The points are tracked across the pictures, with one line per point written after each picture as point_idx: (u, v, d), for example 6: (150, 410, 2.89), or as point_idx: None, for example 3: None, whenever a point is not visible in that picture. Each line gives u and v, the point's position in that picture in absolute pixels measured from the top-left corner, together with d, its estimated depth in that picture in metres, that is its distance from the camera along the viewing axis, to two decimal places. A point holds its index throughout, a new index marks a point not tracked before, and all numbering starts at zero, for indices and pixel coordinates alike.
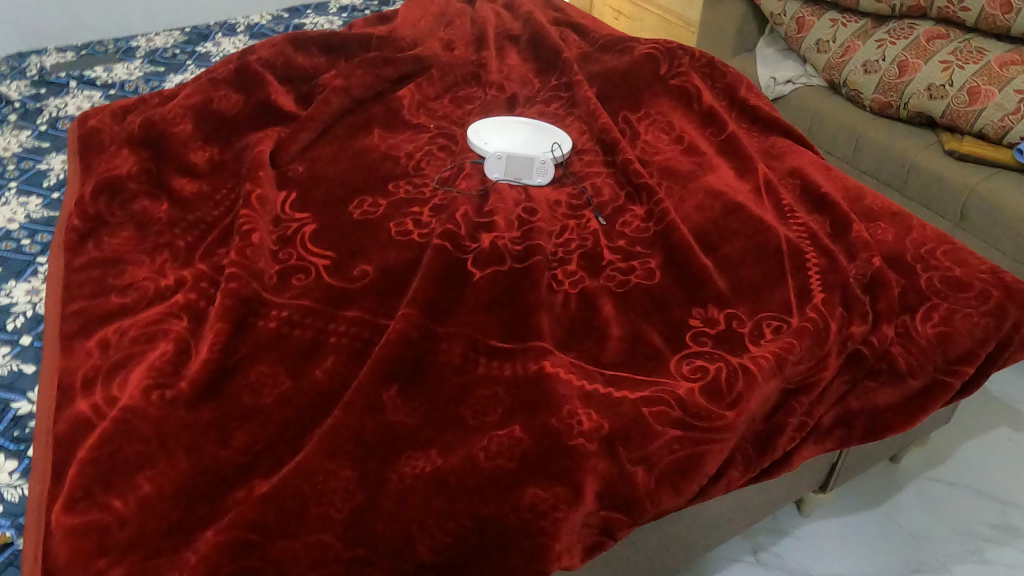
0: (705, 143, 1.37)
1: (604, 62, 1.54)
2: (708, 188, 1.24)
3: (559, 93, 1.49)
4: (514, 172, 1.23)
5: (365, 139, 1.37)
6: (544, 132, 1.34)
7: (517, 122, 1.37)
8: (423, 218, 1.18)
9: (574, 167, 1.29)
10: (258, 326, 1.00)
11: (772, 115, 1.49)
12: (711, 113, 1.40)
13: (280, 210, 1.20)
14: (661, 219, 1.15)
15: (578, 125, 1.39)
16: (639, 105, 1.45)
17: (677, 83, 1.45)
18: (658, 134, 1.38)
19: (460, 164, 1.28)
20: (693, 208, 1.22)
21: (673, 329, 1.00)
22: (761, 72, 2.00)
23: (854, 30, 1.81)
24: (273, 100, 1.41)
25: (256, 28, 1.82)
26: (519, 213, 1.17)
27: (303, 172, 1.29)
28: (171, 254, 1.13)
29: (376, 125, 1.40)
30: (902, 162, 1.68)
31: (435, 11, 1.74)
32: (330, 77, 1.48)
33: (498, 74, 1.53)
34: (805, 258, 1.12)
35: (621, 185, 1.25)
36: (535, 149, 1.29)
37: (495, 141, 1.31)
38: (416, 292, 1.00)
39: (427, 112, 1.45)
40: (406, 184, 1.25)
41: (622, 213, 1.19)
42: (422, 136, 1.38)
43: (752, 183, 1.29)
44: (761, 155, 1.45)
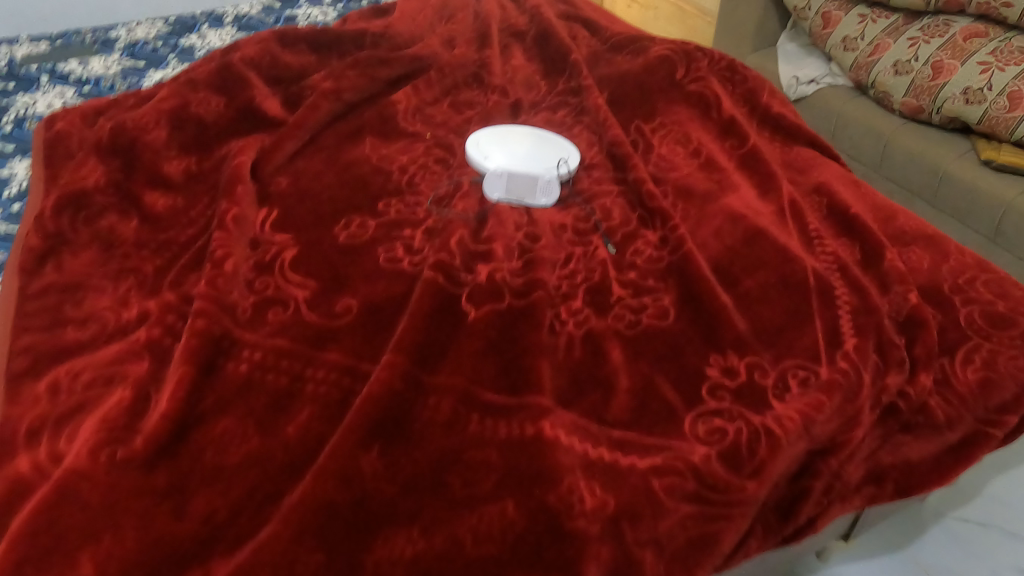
0: (724, 156, 1.26)
1: (617, 65, 1.42)
2: (727, 210, 1.13)
3: (567, 98, 1.37)
4: (516, 191, 1.13)
5: (355, 150, 1.26)
6: (551, 144, 1.23)
7: (521, 132, 1.26)
8: (414, 243, 1.08)
9: (582, 184, 1.18)
10: (226, 371, 0.90)
11: (796, 124, 1.38)
12: (732, 123, 1.29)
13: (258, 230, 1.10)
14: (677, 248, 1.05)
15: (586, 136, 1.28)
16: (653, 111, 1.33)
17: (694, 88, 1.34)
18: (673, 145, 1.27)
19: (458, 181, 1.18)
20: (711, 233, 1.11)
21: (686, 379, 0.90)
22: (783, 69, 1.88)
23: (884, 27, 1.69)
24: (257, 103, 1.31)
25: (245, 20, 1.71)
26: (520, 240, 1.07)
27: (286, 186, 1.19)
28: (137, 280, 1.03)
29: (367, 133, 1.30)
30: (932, 171, 1.57)
31: (434, 4, 1.63)
32: (319, 79, 1.37)
33: (501, 76, 1.42)
34: (834, 297, 1.01)
35: (632, 206, 1.14)
36: (540, 165, 1.18)
37: (498, 153, 1.20)
38: (403, 334, 0.90)
39: (423, 119, 1.34)
40: (398, 203, 1.15)
41: (632, 239, 1.09)
42: (417, 146, 1.27)
43: (775, 204, 1.18)
44: (783, 167, 1.33)
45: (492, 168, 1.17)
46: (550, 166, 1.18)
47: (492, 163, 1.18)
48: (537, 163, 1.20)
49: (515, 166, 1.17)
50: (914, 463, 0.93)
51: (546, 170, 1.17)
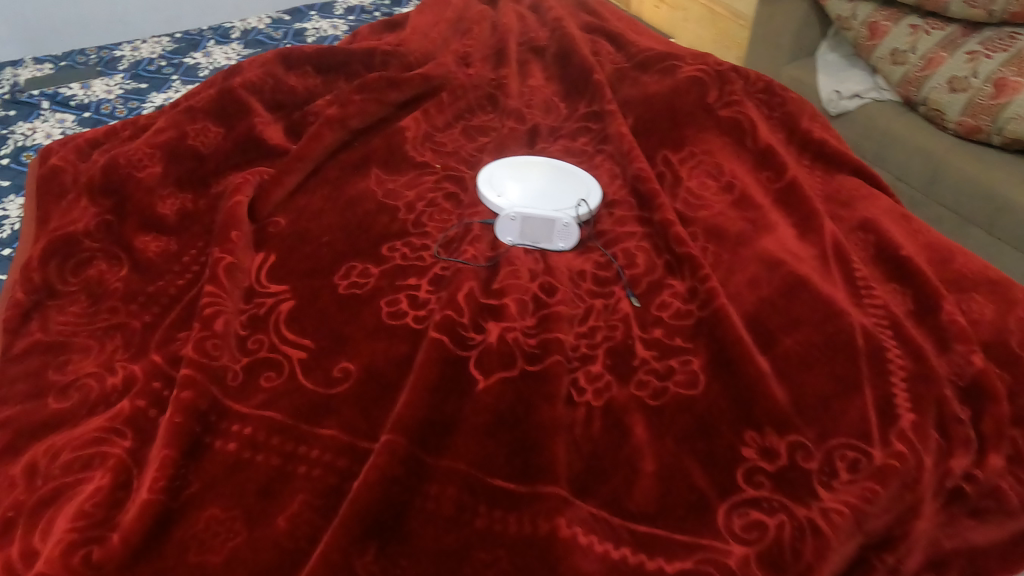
0: (760, 192, 1.16)
1: (643, 86, 1.32)
2: (764, 256, 1.04)
3: (588, 123, 1.28)
4: (530, 234, 1.04)
5: (361, 183, 1.18)
6: (571, 181, 1.14)
7: (539, 166, 1.17)
8: (420, 294, 0.99)
9: (604, 224, 1.09)
10: (213, 449, 0.83)
11: (837, 151, 1.28)
12: (770, 154, 1.19)
13: (255, 280, 1.02)
14: (706, 302, 0.95)
15: (609, 168, 1.19)
16: (682, 139, 1.23)
17: (727, 114, 1.25)
18: (704, 178, 1.17)
19: (468, 223, 1.08)
20: (745, 282, 1.02)
21: (719, 463, 0.82)
22: (823, 82, 1.78)
23: (938, 39, 1.57)
24: (258, 133, 1.22)
25: (253, 35, 1.63)
26: (536, 291, 0.98)
27: (286, 228, 1.10)
28: (124, 338, 0.95)
29: (374, 163, 1.21)
30: (989, 197, 1.47)
31: (449, 17, 1.54)
32: (324, 104, 1.29)
33: (518, 98, 1.33)
34: (885, 360, 0.92)
35: (658, 250, 1.05)
36: (559, 202, 1.09)
37: (514, 189, 1.12)
38: (403, 409, 0.81)
39: (435, 146, 1.26)
40: (403, 247, 1.07)
41: (658, 290, 0.99)
42: (426, 180, 1.18)
43: (817, 247, 1.08)
44: (825, 201, 1.24)
45: (506, 205, 1.08)
46: (571, 202, 1.09)
47: (507, 199, 1.09)
48: (554, 199, 1.10)
49: (532, 203, 1.08)
50: (982, 548, 0.85)
51: (565, 207, 1.08)
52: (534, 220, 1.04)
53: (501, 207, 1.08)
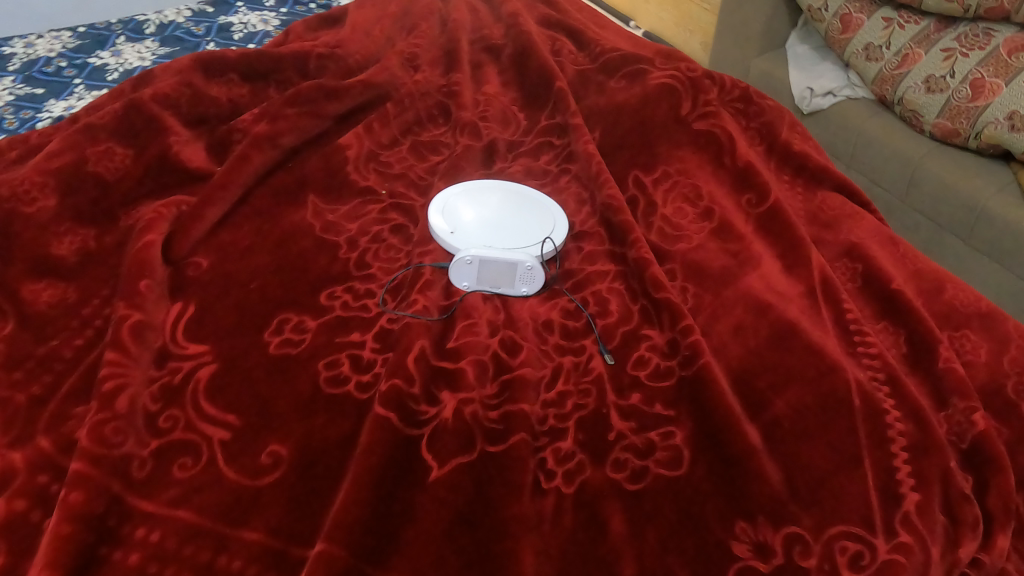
0: (740, 218, 1.05)
1: (610, 94, 1.19)
2: (748, 300, 0.93)
3: (551, 138, 1.14)
4: (489, 279, 0.91)
5: (295, 215, 1.04)
6: (534, 210, 1.01)
7: (498, 192, 1.04)
8: (364, 353, 0.87)
9: (571, 262, 0.97)
10: (111, 564, 0.69)
11: (820, 165, 1.17)
12: (749, 173, 1.07)
13: (169, 337, 0.88)
14: (688, 359, 0.84)
15: (575, 191, 1.07)
16: (656, 158, 1.10)
17: (703, 127, 1.12)
18: (681, 204, 1.05)
19: (418, 264, 0.94)
20: (730, 329, 0.91)
21: (709, 562, 0.71)
22: (795, 78, 1.65)
23: (914, 34, 1.45)
24: (173, 154, 1.07)
25: (169, 31, 1.46)
26: (496, 349, 0.86)
27: (207, 271, 0.96)
28: (5, 415, 0.79)
29: (311, 190, 1.07)
30: (967, 208, 1.37)
31: (393, 13, 1.39)
32: (248, 118, 1.14)
33: (473, 107, 1.18)
34: (885, 424, 0.82)
35: (633, 293, 0.93)
36: (521, 237, 0.96)
37: (470, 221, 0.98)
38: (339, 512, 0.69)
39: (379, 165, 1.12)
40: (345, 293, 0.93)
41: (635, 344, 0.88)
42: (370, 209, 1.04)
43: (806, 284, 0.97)
44: (809, 222, 1.13)
45: (463, 242, 0.95)
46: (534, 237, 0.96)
47: (463, 235, 0.96)
48: (514, 234, 0.97)
49: (491, 238, 0.95)
50: None
51: (528, 244, 0.95)
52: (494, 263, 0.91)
53: (457, 244, 0.94)
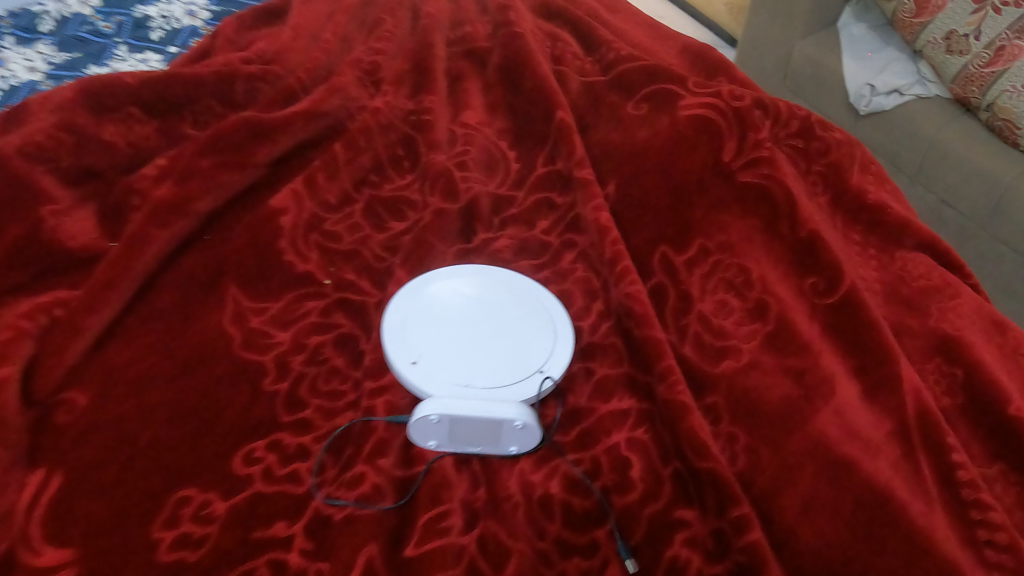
0: (803, 317, 0.78)
1: (627, 129, 0.90)
2: (821, 457, 0.68)
3: (550, 194, 0.87)
4: (462, 437, 0.65)
5: (209, 320, 0.78)
6: (525, 311, 0.74)
7: (475, 281, 0.76)
8: (292, 560, 0.62)
9: (578, 396, 0.71)
10: None
11: (901, 220, 0.91)
12: (816, 249, 0.81)
13: (20, 531, 0.63)
14: (744, 566, 0.61)
15: (581, 275, 0.80)
16: (690, 223, 0.82)
17: (750, 178, 0.85)
18: (724, 294, 0.79)
19: (366, 418, 0.69)
20: (798, 505, 0.66)
21: None
22: (851, 70, 1.36)
23: (1012, 20, 1.13)
24: (49, 231, 0.80)
25: (71, 27, 1.17)
26: (474, 556, 0.62)
27: (84, 414, 0.71)
28: None
29: (232, 278, 0.81)
30: None
31: (352, 8, 1.10)
32: (146, 176, 0.87)
33: (449, 148, 0.90)
34: None
35: (662, 450, 0.68)
36: (508, 362, 0.70)
37: (437, 333, 0.71)
38: None
39: (322, 236, 0.85)
40: (269, 452, 0.69)
41: (667, 538, 0.63)
42: (308, 309, 0.79)
43: (895, 418, 0.72)
44: (886, 301, 0.88)
45: (427, 374, 0.68)
46: (528, 364, 0.70)
47: (428, 360, 0.69)
48: (501, 360, 0.69)
49: (467, 365, 0.69)
50: None
51: (518, 375, 0.69)
52: (469, 419, 0.64)
53: (419, 379, 0.68)
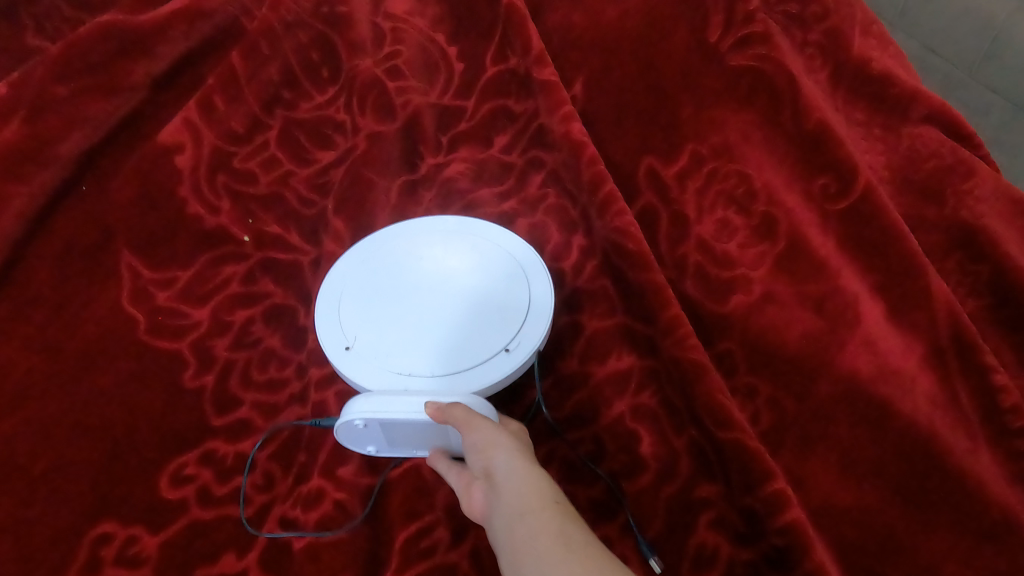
0: (815, 230, 0.66)
1: (591, 10, 0.75)
2: (852, 404, 0.59)
3: (507, 102, 0.72)
4: (404, 439, 0.53)
5: (101, 300, 0.64)
6: (492, 271, 0.60)
7: (435, 237, 0.63)
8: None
9: (567, 364, 0.61)
10: None
11: (910, 88, 0.78)
12: (825, 142, 0.67)
13: None
14: (783, 551, 0.51)
15: (554, 201, 0.68)
16: (676, 125, 0.71)
17: (741, 62, 0.72)
18: (724, 212, 0.68)
19: (299, 422, 0.59)
20: (832, 465, 0.58)
21: None
22: None
23: None
24: None
25: None
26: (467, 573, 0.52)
27: None
28: None
29: (123, 241, 0.66)
30: None
31: None
32: None
33: (374, 48, 0.74)
34: (934, 461, 0.57)
35: (675, 416, 0.58)
36: (467, 339, 0.56)
37: (381, 307, 0.58)
38: None
39: (232, 175, 0.69)
40: (203, 467, 0.57)
41: (691, 525, 0.54)
42: (226, 275, 0.66)
43: (926, 338, 0.62)
44: (895, 191, 0.76)
45: (363, 363, 0.55)
46: (490, 340, 0.56)
47: (364, 343, 0.56)
48: (460, 340, 0.56)
49: (413, 348, 0.56)
50: None
51: (476, 358, 0.55)
52: (404, 429, 0.51)
53: (353, 368, 0.55)
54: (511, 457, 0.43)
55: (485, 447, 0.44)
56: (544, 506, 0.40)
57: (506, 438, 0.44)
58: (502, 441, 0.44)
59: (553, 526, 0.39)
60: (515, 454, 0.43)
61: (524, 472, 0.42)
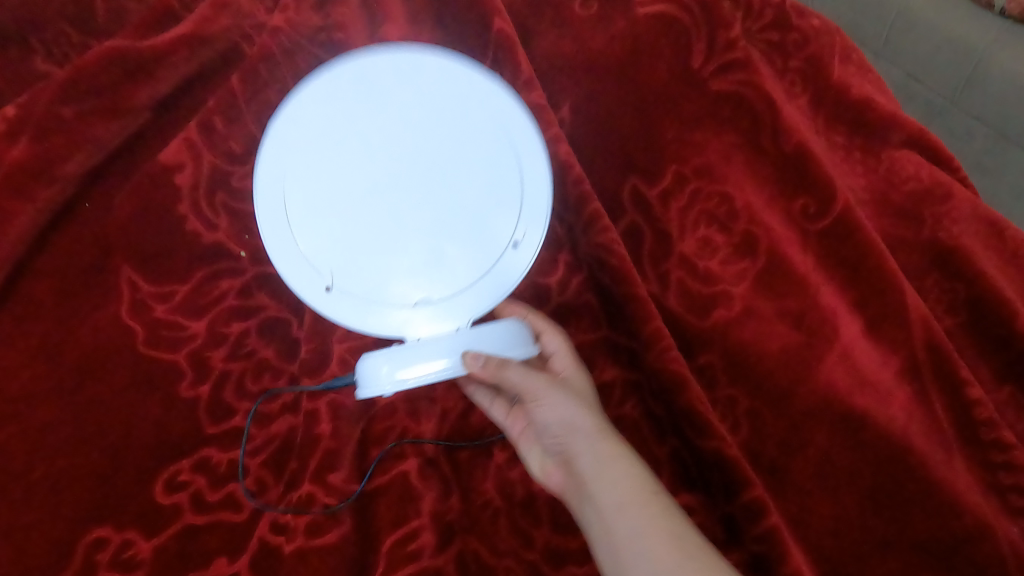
0: (794, 247, 0.69)
1: (579, 34, 0.72)
2: (828, 416, 0.63)
3: None
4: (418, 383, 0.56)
5: (99, 316, 0.65)
6: (467, 140, 0.52)
7: (397, 103, 0.51)
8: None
9: None
10: None
11: (888, 112, 0.79)
12: (808, 168, 0.69)
13: None
14: (761, 557, 0.55)
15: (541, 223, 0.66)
16: (661, 145, 0.72)
17: (725, 88, 0.72)
18: (706, 231, 0.70)
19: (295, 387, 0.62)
20: (809, 472, 0.62)
21: None
22: None
23: None
24: None
25: None
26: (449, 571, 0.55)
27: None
28: None
29: (121, 257, 0.67)
30: None
31: None
32: None
33: None
34: (904, 470, 0.61)
35: (654, 424, 0.61)
36: (465, 246, 0.54)
37: (347, 216, 0.52)
38: None
39: (230, 194, 0.70)
40: (196, 474, 0.60)
41: None
42: (222, 289, 0.68)
43: (902, 355, 0.64)
44: (875, 212, 0.77)
45: (356, 301, 0.53)
46: (492, 237, 0.54)
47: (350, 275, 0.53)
48: (460, 261, 0.54)
49: (405, 270, 0.53)
50: None
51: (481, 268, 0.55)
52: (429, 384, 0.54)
53: (348, 311, 0.53)
54: (587, 434, 0.53)
55: (564, 424, 0.54)
56: (630, 489, 0.50)
57: (582, 413, 0.54)
58: (579, 417, 0.54)
59: (646, 510, 0.49)
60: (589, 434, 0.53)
61: (603, 449, 0.52)
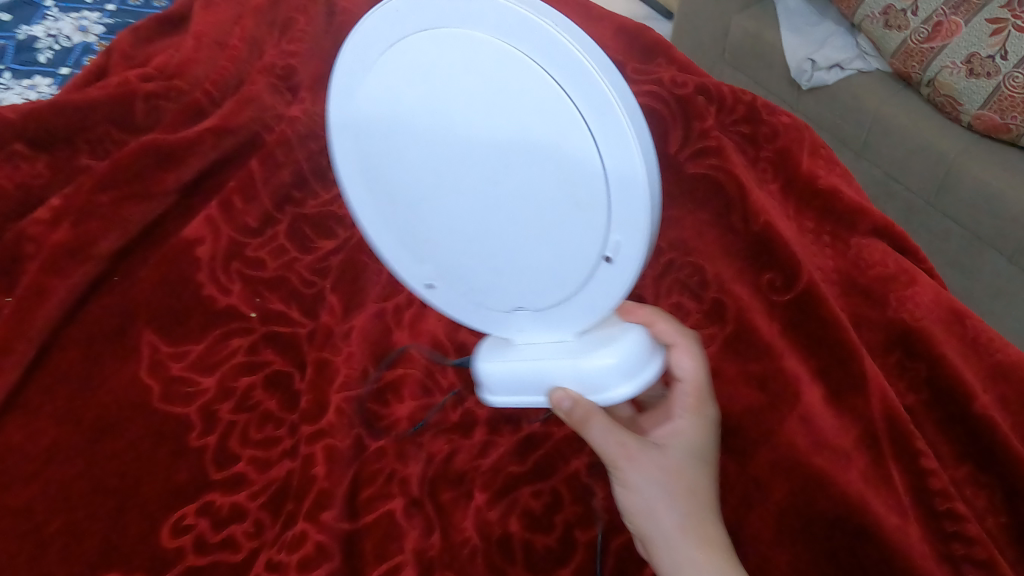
0: (761, 315, 0.74)
1: None
2: (789, 471, 0.65)
3: None
4: None
5: (120, 374, 0.71)
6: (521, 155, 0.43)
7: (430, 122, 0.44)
8: None
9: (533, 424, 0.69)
10: None
11: (856, 203, 0.85)
12: (769, 241, 0.76)
13: None
14: None
15: None
16: None
17: (697, 169, 0.82)
18: (678, 297, 0.77)
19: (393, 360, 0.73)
20: (769, 526, 0.63)
21: None
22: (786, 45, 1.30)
23: None
24: None
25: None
26: None
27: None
28: None
29: (143, 321, 0.74)
30: (1000, 224, 1.05)
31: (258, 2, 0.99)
32: (39, 220, 0.77)
33: None
34: (859, 527, 0.61)
35: None
36: (551, 257, 0.48)
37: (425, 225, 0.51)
38: None
39: (245, 263, 0.79)
40: (201, 517, 0.63)
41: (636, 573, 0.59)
42: (233, 348, 0.74)
43: (860, 422, 0.66)
44: (840, 292, 0.80)
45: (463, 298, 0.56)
46: (581, 252, 0.47)
47: (441, 275, 0.55)
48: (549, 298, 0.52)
49: (497, 277, 0.52)
50: None
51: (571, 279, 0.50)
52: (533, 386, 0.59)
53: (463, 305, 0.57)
54: (668, 530, 0.55)
55: (644, 513, 0.56)
56: None
57: (665, 505, 0.55)
58: (658, 508, 0.55)
59: None
60: (697, 461, 0.57)
61: (681, 553, 0.54)
